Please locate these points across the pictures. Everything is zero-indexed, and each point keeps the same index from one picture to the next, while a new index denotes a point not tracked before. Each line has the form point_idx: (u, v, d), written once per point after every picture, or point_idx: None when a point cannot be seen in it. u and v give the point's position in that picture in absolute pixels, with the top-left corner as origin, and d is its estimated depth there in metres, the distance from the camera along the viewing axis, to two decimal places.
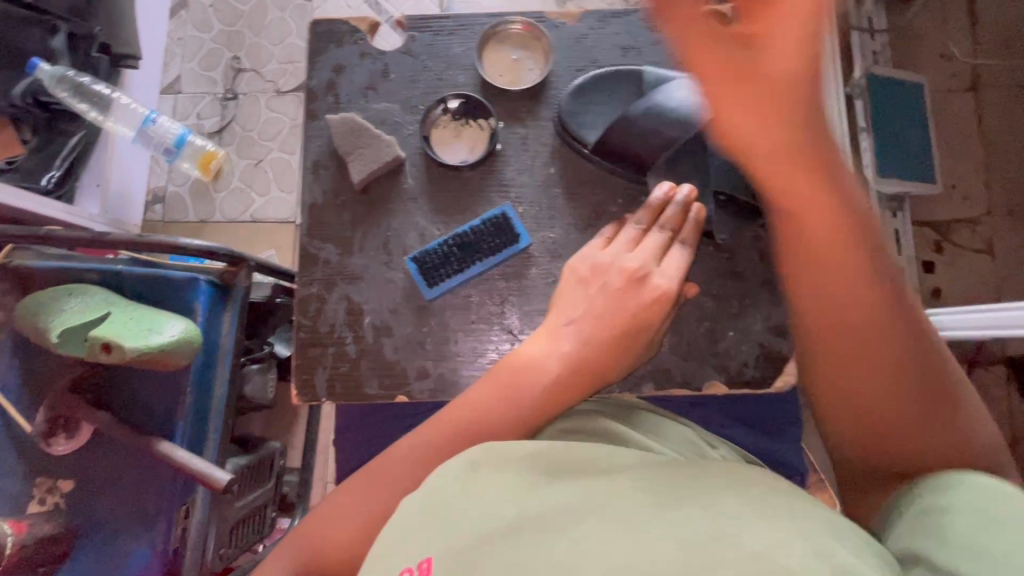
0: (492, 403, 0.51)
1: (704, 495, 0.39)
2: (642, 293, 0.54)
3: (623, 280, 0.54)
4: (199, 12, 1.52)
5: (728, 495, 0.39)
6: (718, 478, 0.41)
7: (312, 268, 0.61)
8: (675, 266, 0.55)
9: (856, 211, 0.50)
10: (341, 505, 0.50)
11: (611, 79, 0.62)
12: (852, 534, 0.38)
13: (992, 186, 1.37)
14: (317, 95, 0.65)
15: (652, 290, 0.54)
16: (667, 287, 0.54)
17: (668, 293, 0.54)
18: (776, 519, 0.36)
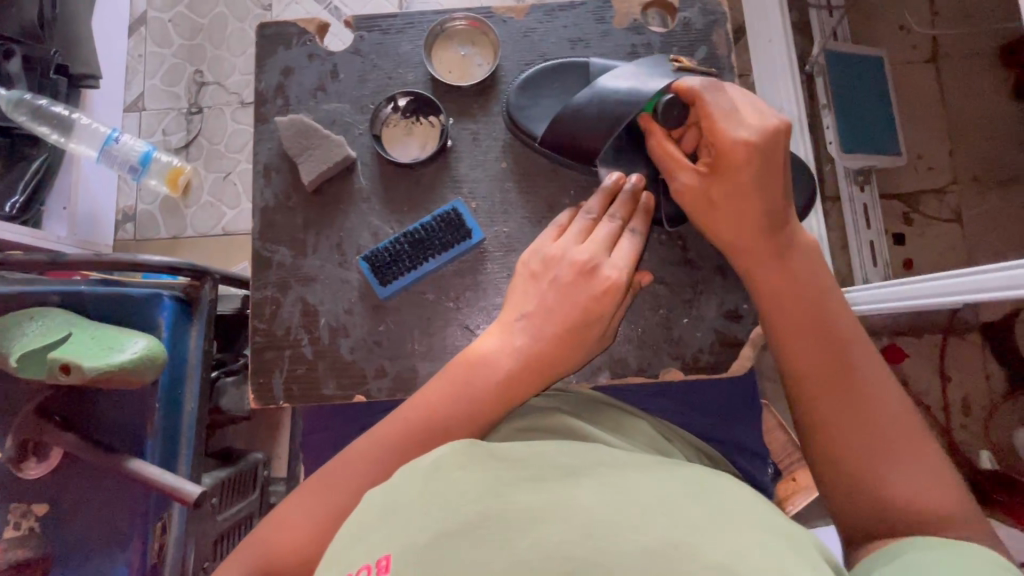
0: (445, 403, 0.49)
1: (659, 488, 0.39)
2: (593, 284, 0.51)
3: (573, 273, 0.52)
4: (159, 28, 1.51)
5: (688, 496, 0.38)
6: (671, 477, 0.41)
7: (266, 271, 0.61)
8: (626, 256, 0.53)
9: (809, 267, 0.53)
10: (292, 511, 0.49)
11: (558, 71, 0.60)
12: (805, 543, 0.37)
13: (957, 155, 1.38)
14: (266, 99, 0.64)
15: (603, 281, 0.51)
16: (617, 277, 0.51)
17: (618, 284, 0.51)
18: (732, 524, 0.36)
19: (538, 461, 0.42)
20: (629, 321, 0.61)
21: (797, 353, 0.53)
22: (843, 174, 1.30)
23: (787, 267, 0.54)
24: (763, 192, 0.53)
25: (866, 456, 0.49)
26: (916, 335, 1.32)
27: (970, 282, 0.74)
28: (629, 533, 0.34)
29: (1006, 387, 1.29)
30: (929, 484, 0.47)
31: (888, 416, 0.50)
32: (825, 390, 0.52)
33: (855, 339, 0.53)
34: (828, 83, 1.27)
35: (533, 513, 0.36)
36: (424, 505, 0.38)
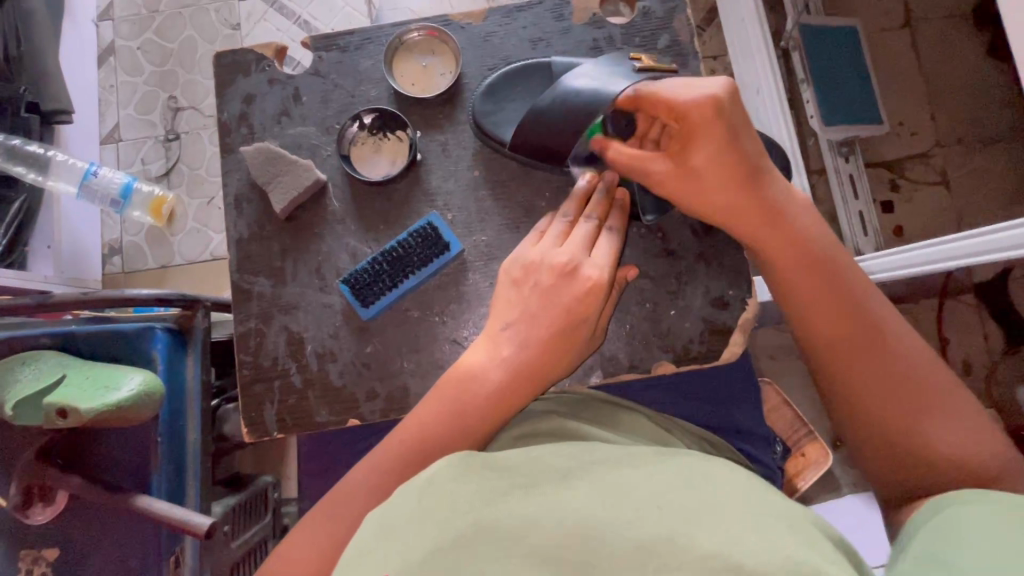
0: (437, 420, 0.49)
1: (653, 487, 0.38)
2: (573, 286, 0.51)
3: (553, 276, 0.51)
4: (128, 57, 1.49)
5: (681, 492, 0.38)
6: (664, 474, 0.40)
7: (247, 303, 0.60)
8: (606, 254, 0.52)
9: (798, 220, 0.53)
10: (299, 545, 0.48)
11: (522, 75, 0.59)
12: (808, 530, 0.37)
13: (939, 118, 1.38)
14: (230, 129, 0.63)
15: (583, 281, 0.51)
16: (599, 276, 0.51)
17: (600, 283, 0.51)
18: (729, 517, 0.36)
19: (527, 467, 0.41)
20: (616, 316, 0.61)
21: (815, 323, 0.53)
22: (827, 148, 1.31)
23: (791, 231, 0.53)
24: (750, 162, 0.52)
25: (894, 401, 0.50)
26: (912, 301, 1.32)
27: (955, 248, 0.75)
28: (618, 533, 0.35)
29: (1005, 345, 1.30)
30: (962, 433, 0.49)
31: (916, 375, 0.50)
32: (842, 355, 0.52)
33: (865, 298, 0.52)
34: (805, 58, 1.27)
35: (526, 520, 0.36)
36: (421, 526, 0.37)
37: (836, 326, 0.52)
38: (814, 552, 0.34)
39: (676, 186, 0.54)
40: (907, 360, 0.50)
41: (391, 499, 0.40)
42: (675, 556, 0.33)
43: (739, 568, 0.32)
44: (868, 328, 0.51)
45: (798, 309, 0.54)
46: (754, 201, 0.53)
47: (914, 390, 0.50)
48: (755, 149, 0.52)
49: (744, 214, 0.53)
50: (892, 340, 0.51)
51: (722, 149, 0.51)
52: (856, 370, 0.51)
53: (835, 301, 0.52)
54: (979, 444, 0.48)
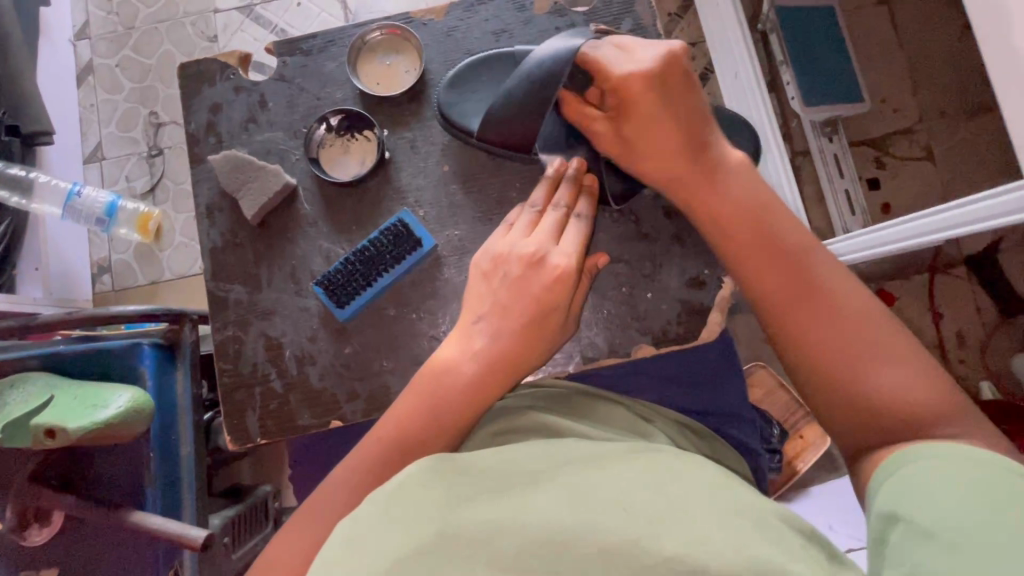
0: (414, 416, 0.49)
1: (618, 487, 0.40)
2: (543, 275, 0.50)
3: (521, 267, 0.51)
4: (106, 74, 1.49)
5: (645, 491, 0.39)
6: (634, 471, 0.41)
7: (224, 311, 0.60)
8: (573, 241, 0.52)
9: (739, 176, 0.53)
10: (285, 548, 0.48)
11: (485, 66, 0.59)
12: (768, 524, 0.38)
13: (921, 93, 1.38)
14: (198, 139, 0.63)
15: (551, 270, 0.51)
16: (566, 264, 0.51)
17: (568, 271, 0.50)
18: (690, 514, 0.37)
19: (496, 474, 0.42)
20: (592, 303, 0.61)
21: (761, 280, 0.51)
22: (810, 128, 1.30)
23: (728, 189, 0.52)
24: (682, 123, 0.52)
25: (844, 355, 0.47)
26: (904, 277, 1.33)
27: (940, 220, 0.75)
28: (579, 536, 0.36)
29: (998, 317, 1.30)
30: (916, 388, 0.46)
31: (865, 328, 0.48)
32: (788, 306, 0.50)
33: (812, 253, 0.50)
34: (783, 41, 1.27)
35: (484, 524, 0.38)
36: (388, 535, 0.38)
37: (779, 277, 0.50)
38: (771, 542, 0.36)
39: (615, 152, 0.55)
40: (854, 311, 0.48)
41: (359, 506, 0.40)
42: (638, 559, 0.35)
43: (702, 569, 0.34)
44: (813, 279, 0.49)
45: (742, 266, 0.52)
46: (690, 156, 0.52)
47: (862, 343, 0.47)
48: (689, 108, 0.52)
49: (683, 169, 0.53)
50: (838, 292, 0.49)
51: (653, 104, 0.51)
52: (801, 322, 0.49)
53: (779, 253, 0.50)
54: (932, 397, 0.45)
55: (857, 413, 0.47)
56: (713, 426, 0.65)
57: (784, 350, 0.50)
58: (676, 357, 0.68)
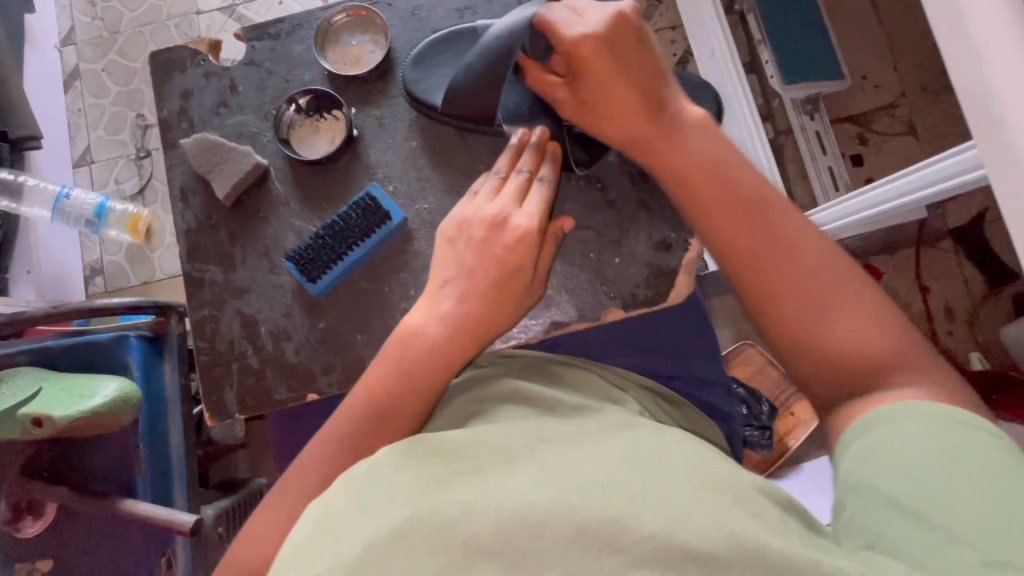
0: (385, 380, 0.50)
1: (602, 470, 0.39)
2: (504, 236, 0.52)
3: (484, 229, 0.53)
4: (93, 79, 1.51)
5: (628, 470, 0.39)
6: (619, 457, 0.41)
7: (199, 291, 0.61)
8: (536, 204, 0.53)
9: (705, 137, 0.52)
10: (266, 518, 0.49)
11: (450, 41, 0.60)
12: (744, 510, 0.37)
13: (902, 68, 1.38)
14: (171, 124, 0.64)
15: (513, 231, 0.52)
16: (528, 225, 0.52)
17: (530, 231, 0.52)
18: (674, 488, 0.38)
19: (468, 453, 0.43)
20: (561, 270, 0.62)
21: (726, 235, 0.51)
22: (791, 106, 1.30)
23: (689, 144, 0.52)
24: (642, 85, 0.52)
25: (811, 313, 0.48)
26: (890, 253, 1.32)
27: (913, 181, 0.73)
28: (559, 514, 0.35)
29: (986, 288, 1.29)
30: (875, 342, 0.46)
31: (830, 280, 0.48)
32: (757, 267, 0.50)
33: (775, 206, 0.50)
34: (760, 20, 1.27)
35: (464, 506, 0.36)
36: (358, 519, 0.37)
37: (748, 238, 0.50)
38: (770, 532, 0.36)
39: (578, 116, 0.55)
40: (820, 268, 0.48)
41: (328, 491, 0.41)
42: (618, 538, 0.34)
43: (682, 545, 0.34)
44: (781, 239, 0.49)
45: (710, 224, 0.51)
46: (653, 119, 0.52)
47: (831, 301, 0.48)
48: (650, 68, 0.52)
49: (648, 133, 0.52)
50: (804, 249, 0.49)
51: (612, 67, 0.51)
52: (769, 282, 0.49)
53: (746, 214, 0.50)
54: (898, 352, 0.46)
55: (831, 372, 0.48)
56: (685, 392, 0.66)
57: (758, 312, 0.50)
58: (648, 324, 0.68)
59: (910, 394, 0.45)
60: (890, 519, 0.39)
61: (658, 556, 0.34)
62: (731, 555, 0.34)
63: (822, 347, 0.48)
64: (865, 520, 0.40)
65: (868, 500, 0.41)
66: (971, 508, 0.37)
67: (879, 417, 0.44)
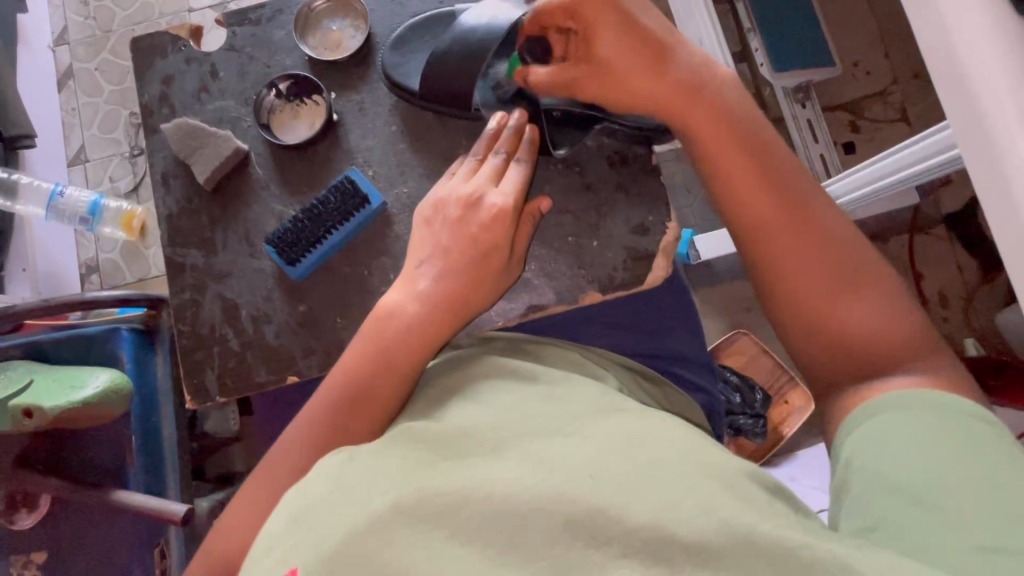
0: (364, 361, 0.51)
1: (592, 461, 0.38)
2: (479, 215, 0.53)
3: (459, 208, 0.54)
4: (87, 78, 1.51)
5: (620, 463, 0.38)
6: (618, 442, 0.40)
7: (181, 276, 0.61)
8: (512, 184, 0.54)
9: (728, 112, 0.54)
10: (246, 501, 0.50)
11: (429, 26, 0.61)
12: (751, 488, 0.37)
13: (893, 55, 1.37)
14: (152, 110, 0.64)
15: (488, 210, 0.53)
16: (503, 204, 0.53)
17: (505, 210, 0.53)
18: (666, 478, 0.37)
19: (453, 441, 0.42)
20: (540, 253, 0.62)
21: (749, 208, 0.52)
22: (783, 93, 1.30)
23: (720, 116, 0.53)
24: (666, 61, 0.53)
25: (830, 283, 0.50)
26: (884, 240, 1.31)
27: (884, 166, 0.74)
28: (546, 506, 0.35)
29: (980, 273, 1.28)
30: (888, 313, 0.49)
31: (852, 252, 0.50)
32: (782, 237, 0.51)
33: (801, 180, 0.53)
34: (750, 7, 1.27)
35: (443, 500, 0.36)
36: (338, 509, 0.37)
37: (774, 210, 0.52)
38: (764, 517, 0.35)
39: (592, 87, 0.55)
40: (841, 241, 0.51)
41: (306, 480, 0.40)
42: (605, 530, 0.34)
43: (673, 537, 0.33)
44: (803, 212, 0.51)
45: (735, 196, 0.53)
46: (678, 93, 0.53)
47: (851, 272, 0.50)
48: (672, 46, 0.54)
49: (675, 107, 0.54)
50: (825, 224, 0.51)
51: (635, 40, 0.53)
52: (789, 252, 0.51)
53: (772, 187, 0.52)
54: (911, 324, 0.49)
55: (846, 339, 0.49)
56: (665, 368, 0.67)
57: (776, 282, 0.52)
58: (630, 305, 0.68)
59: (922, 367, 0.47)
60: (887, 504, 0.39)
61: (647, 546, 0.33)
62: (723, 544, 0.33)
63: (840, 315, 0.49)
64: (863, 507, 0.41)
65: (875, 490, 0.41)
66: (967, 493, 0.38)
67: (901, 392, 0.46)
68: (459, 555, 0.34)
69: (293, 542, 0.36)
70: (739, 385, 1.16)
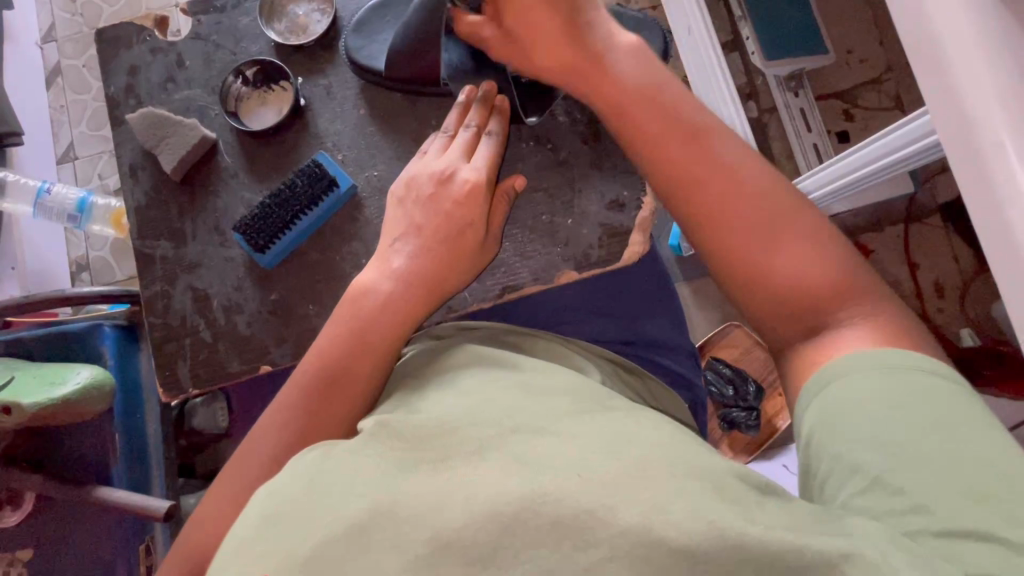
0: (337, 341, 0.50)
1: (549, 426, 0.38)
2: (452, 190, 0.54)
3: (432, 184, 0.54)
4: (73, 75, 1.50)
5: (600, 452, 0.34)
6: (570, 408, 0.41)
7: (151, 267, 0.63)
8: (483, 158, 0.55)
9: (633, 68, 0.53)
10: (214, 498, 0.49)
11: (387, 6, 0.63)
12: (727, 474, 0.35)
13: (886, 41, 1.35)
14: (118, 101, 0.66)
15: (461, 184, 0.54)
16: (475, 178, 0.54)
17: (479, 182, 0.53)
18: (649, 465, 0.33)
19: (437, 437, 0.37)
20: (515, 235, 0.63)
21: (668, 163, 0.50)
22: (773, 81, 1.28)
23: (624, 78, 0.52)
24: (562, 17, 0.52)
25: (754, 240, 0.47)
26: (878, 228, 1.29)
27: (869, 153, 0.71)
28: (529, 506, 0.31)
29: (977, 262, 1.25)
30: (821, 270, 0.46)
31: (779, 204, 0.47)
32: (702, 193, 0.49)
33: (719, 131, 0.51)
34: None
35: (429, 500, 0.32)
36: (310, 515, 0.33)
37: (693, 165, 0.49)
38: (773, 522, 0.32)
39: (504, 50, 0.55)
40: (770, 193, 0.48)
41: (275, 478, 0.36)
42: (594, 532, 0.30)
43: (662, 540, 0.30)
44: (726, 166, 0.49)
45: (657, 152, 0.51)
46: (578, 50, 0.53)
47: (778, 228, 0.47)
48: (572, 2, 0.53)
49: (581, 66, 0.53)
50: (750, 176, 0.48)
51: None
52: (713, 208, 0.48)
53: (688, 142, 0.50)
54: (845, 280, 0.46)
55: (775, 301, 0.47)
56: (643, 355, 0.66)
57: (705, 241, 0.49)
58: (604, 292, 0.67)
59: (863, 330, 0.44)
60: (862, 491, 0.37)
61: (636, 551, 0.30)
62: (713, 547, 0.30)
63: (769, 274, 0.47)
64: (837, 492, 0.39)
65: (840, 471, 0.39)
66: (942, 472, 0.36)
67: (843, 362, 0.42)
68: (434, 564, 0.30)
69: (260, 548, 0.32)
70: (732, 378, 1.16)
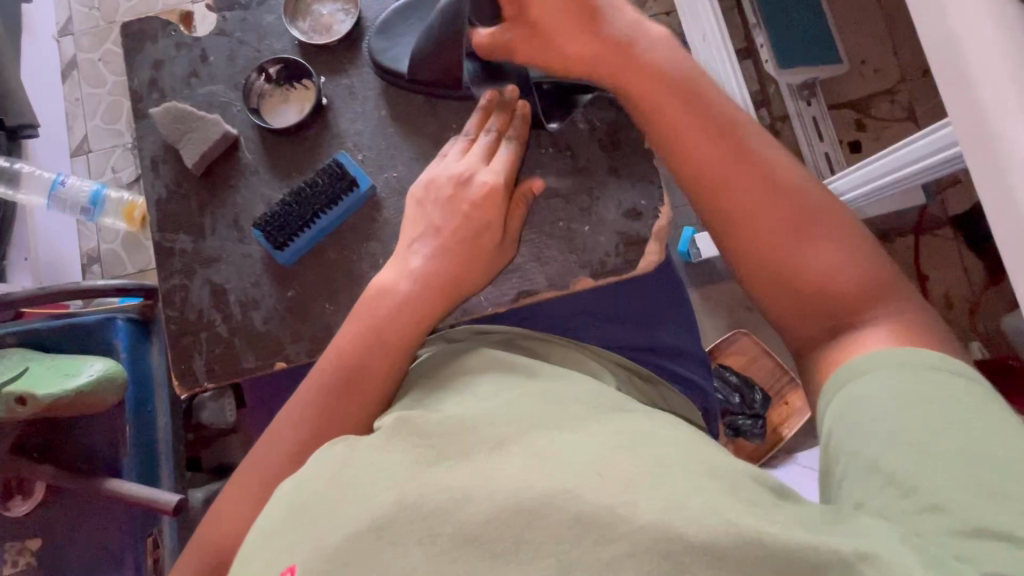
0: (356, 343, 0.50)
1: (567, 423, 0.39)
2: (470, 193, 0.54)
3: (452, 186, 0.55)
4: (90, 69, 1.52)
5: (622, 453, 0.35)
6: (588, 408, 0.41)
7: (169, 260, 0.63)
8: (502, 162, 0.55)
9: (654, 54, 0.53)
10: (230, 494, 0.49)
11: (412, 9, 0.64)
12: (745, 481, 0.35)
13: (901, 52, 1.35)
14: (142, 94, 0.67)
15: (479, 187, 0.54)
16: (494, 181, 0.54)
17: (497, 186, 0.54)
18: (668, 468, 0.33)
19: (456, 434, 0.37)
20: (532, 240, 0.63)
21: (689, 147, 0.50)
22: (786, 89, 1.26)
23: (653, 65, 0.52)
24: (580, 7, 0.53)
25: (774, 225, 0.48)
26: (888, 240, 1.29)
27: (887, 163, 0.71)
28: (553, 499, 0.31)
29: (986, 276, 1.24)
30: (843, 262, 0.46)
31: (800, 194, 0.48)
32: (721, 178, 0.49)
33: (744, 122, 0.51)
34: None
35: (454, 490, 0.33)
36: (334, 511, 0.33)
37: (713, 149, 0.50)
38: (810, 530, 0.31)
39: (526, 49, 0.54)
40: (792, 183, 0.49)
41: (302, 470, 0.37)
42: (613, 527, 0.30)
43: (680, 537, 0.30)
44: (746, 152, 0.50)
45: (681, 142, 0.51)
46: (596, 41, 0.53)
47: (799, 217, 0.48)
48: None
49: (604, 55, 0.53)
50: (771, 164, 0.49)
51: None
52: (732, 192, 0.49)
53: (712, 128, 0.50)
54: (867, 273, 0.46)
55: (793, 287, 0.47)
56: (655, 363, 0.66)
57: (723, 225, 0.50)
58: (617, 299, 0.68)
59: (888, 323, 0.44)
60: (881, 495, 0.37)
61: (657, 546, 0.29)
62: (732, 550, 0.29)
63: (789, 261, 0.47)
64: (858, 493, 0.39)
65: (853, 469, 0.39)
66: (961, 467, 0.36)
67: (867, 354, 0.43)
68: (454, 557, 0.31)
69: (289, 537, 0.33)
70: (739, 386, 1.15)
